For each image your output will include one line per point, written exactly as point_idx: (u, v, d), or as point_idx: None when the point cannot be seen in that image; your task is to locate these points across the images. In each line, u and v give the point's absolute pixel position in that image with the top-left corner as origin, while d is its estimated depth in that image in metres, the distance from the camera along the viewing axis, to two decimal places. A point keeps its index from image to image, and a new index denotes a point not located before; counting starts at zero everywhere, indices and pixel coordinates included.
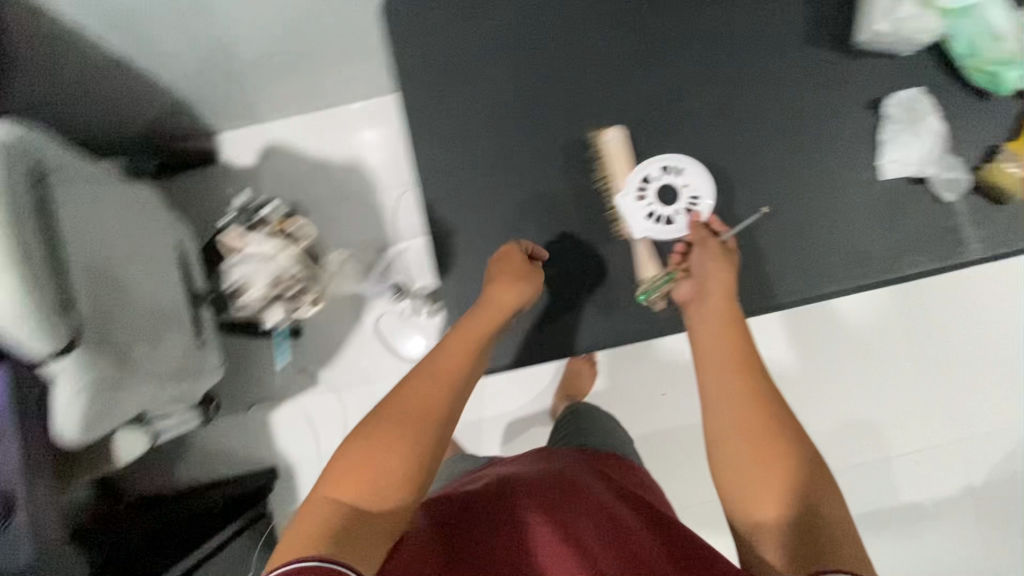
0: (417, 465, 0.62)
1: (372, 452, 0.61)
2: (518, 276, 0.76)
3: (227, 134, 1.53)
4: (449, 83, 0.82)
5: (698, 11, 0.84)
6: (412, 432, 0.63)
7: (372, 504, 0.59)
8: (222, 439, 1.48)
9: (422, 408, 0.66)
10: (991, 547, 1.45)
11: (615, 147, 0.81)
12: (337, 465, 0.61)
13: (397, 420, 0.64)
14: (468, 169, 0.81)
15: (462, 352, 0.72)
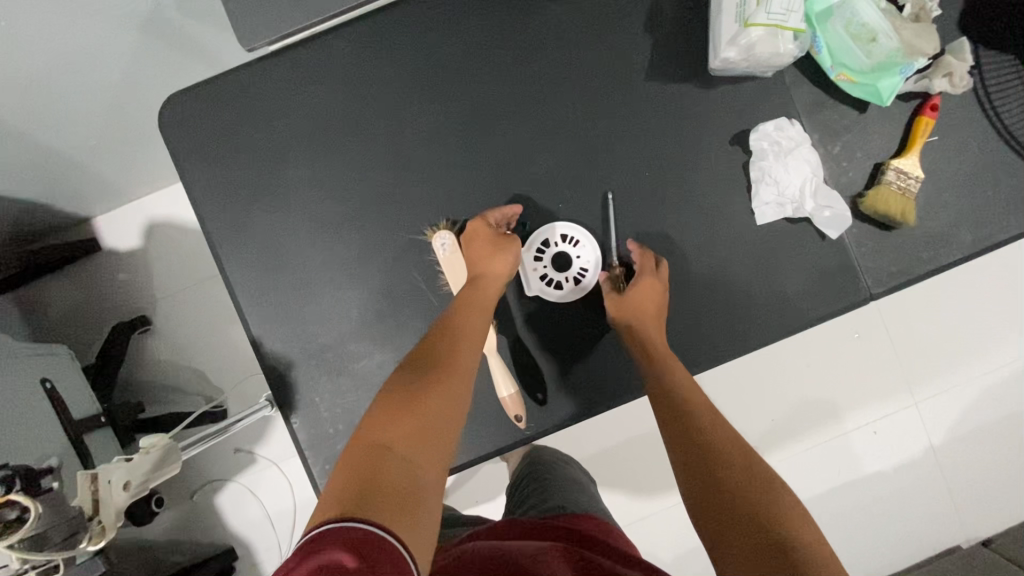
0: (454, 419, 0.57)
1: (413, 402, 0.55)
2: (498, 248, 0.68)
3: (105, 219, 1.42)
4: (259, 198, 0.72)
5: (526, 59, 0.72)
6: (449, 385, 0.58)
7: (424, 454, 0.53)
8: (170, 533, 1.43)
9: (444, 379, 0.59)
10: (966, 510, 1.36)
11: (448, 254, 0.70)
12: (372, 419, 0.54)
13: (435, 375, 0.59)
14: (298, 291, 0.72)
15: (481, 308, 0.66)
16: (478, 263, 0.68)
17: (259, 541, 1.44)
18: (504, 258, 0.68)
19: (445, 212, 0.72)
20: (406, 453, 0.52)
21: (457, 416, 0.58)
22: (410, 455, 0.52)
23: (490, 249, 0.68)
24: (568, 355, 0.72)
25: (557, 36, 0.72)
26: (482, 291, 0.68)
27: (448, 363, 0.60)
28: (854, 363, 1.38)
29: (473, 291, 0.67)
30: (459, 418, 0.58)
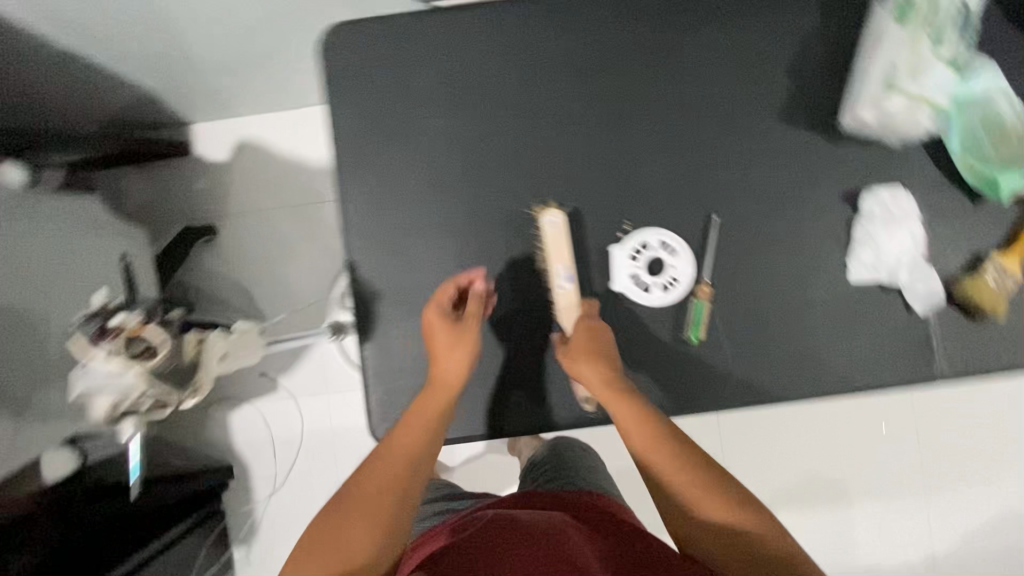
0: (379, 543, 0.62)
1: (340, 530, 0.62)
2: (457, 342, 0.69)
3: (202, 128, 1.48)
4: (390, 137, 0.76)
5: (669, 72, 0.75)
6: (382, 506, 0.63)
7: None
8: (177, 436, 1.47)
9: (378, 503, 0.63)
10: None
11: (553, 232, 0.72)
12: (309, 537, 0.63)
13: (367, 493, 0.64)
14: (401, 231, 0.76)
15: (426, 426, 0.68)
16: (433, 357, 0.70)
17: (257, 467, 1.47)
18: (461, 353, 0.69)
19: (556, 193, 0.75)
20: None
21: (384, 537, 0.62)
22: None
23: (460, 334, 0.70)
24: (638, 357, 0.74)
25: (702, 60, 0.75)
26: (431, 401, 0.69)
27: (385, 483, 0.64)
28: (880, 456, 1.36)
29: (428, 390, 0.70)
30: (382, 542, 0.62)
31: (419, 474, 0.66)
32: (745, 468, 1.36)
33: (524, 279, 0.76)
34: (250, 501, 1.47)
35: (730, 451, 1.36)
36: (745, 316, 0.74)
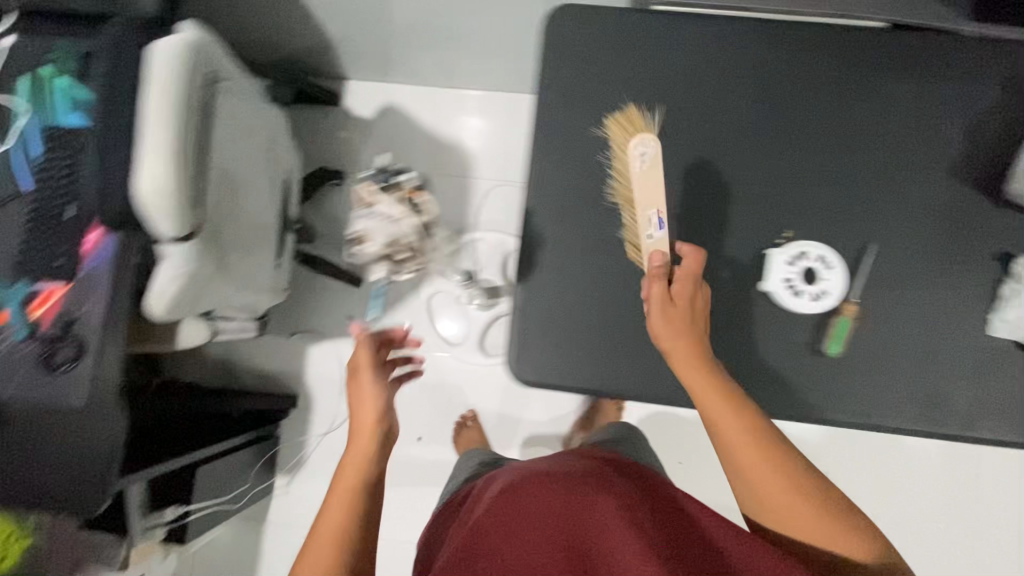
0: (350, 526, 0.71)
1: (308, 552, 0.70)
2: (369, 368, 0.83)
3: (355, 84, 1.59)
4: (588, 109, 0.84)
5: (853, 108, 0.82)
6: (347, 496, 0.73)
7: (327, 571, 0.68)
8: (257, 355, 1.55)
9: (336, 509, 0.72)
10: None
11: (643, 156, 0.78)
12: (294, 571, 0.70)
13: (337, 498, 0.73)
14: (577, 191, 0.83)
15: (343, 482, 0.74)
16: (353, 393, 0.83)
17: (322, 403, 1.53)
18: (371, 384, 0.82)
19: (726, 192, 0.81)
20: None
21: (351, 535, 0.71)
22: None
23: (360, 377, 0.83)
24: (771, 353, 0.79)
25: (889, 106, 0.81)
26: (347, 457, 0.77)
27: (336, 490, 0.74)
28: (935, 548, 1.34)
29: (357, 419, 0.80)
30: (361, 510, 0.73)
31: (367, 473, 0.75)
32: None
33: (678, 260, 0.82)
34: (306, 433, 1.53)
35: None
36: (881, 341, 0.78)
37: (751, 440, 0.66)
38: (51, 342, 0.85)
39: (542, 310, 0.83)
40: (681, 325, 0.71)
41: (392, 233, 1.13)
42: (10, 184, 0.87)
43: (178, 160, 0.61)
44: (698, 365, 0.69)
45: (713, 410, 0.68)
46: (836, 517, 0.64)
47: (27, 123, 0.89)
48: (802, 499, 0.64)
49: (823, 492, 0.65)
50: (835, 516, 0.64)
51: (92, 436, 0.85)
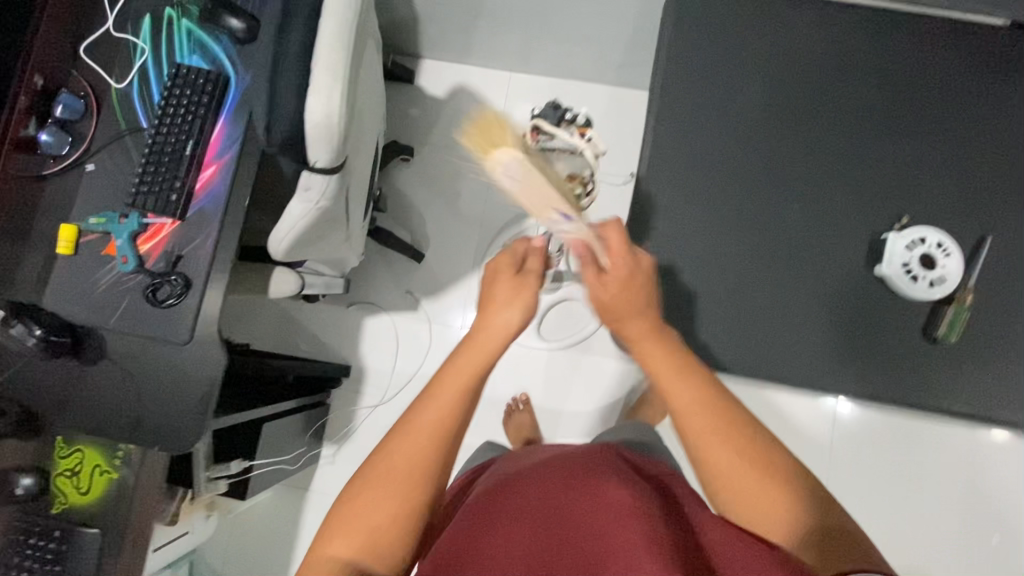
0: (424, 475, 0.55)
1: (365, 498, 0.54)
2: (520, 285, 0.61)
3: (430, 62, 1.61)
4: (710, 84, 0.84)
5: (975, 102, 0.82)
6: (426, 440, 0.55)
7: (385, 537, 0.52)
8: (312, 322, 1.55)
9: (407, 452, 0.55)
10: None
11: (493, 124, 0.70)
12: (335, 517, 0.54)
13: (408, 439, 0.55)
14: (694, 164, 0.83)
15: (441, 409, 0.56)
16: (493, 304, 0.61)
17: (373, 376, 1.53)
18: (513, 306, 0.60)
19: (843, 176, 0.82)
20: (366, 540, 0.52)
21: (426, 481, 0.55)
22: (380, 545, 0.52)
23: (515, 287, 0.62)
24: (876, 338, 0.81)
25: (1011, 104, 0.82)
26: (435, 388, 0.58)
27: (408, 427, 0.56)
28: (983, 563, 1.33)
29: (478, 332, 0.60)
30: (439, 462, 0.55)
31: (459, 417, 0.57)
32: None
33: (792, 240, 0.82)
34: (355, 404, 1.52)
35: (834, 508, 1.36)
36: (985, 334, 0.80)
37: (694, 400, 0.56)
38: (155, 276, 0.85)
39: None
40: (625, 297, 0.60)
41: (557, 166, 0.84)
42: (127, 120, 0.90)
43: (348, 93, 0.60)
44: (645, 328, 0.60)
45: (656, 373, 0.59)
46: (793, 492, 0.53)
47: (146, 63, 0.92)
48: (747, 470, 0.54)
49: (767, 459, 0.54)
50: (788, 492, 0.53)
51: (188, 373, 0.85)
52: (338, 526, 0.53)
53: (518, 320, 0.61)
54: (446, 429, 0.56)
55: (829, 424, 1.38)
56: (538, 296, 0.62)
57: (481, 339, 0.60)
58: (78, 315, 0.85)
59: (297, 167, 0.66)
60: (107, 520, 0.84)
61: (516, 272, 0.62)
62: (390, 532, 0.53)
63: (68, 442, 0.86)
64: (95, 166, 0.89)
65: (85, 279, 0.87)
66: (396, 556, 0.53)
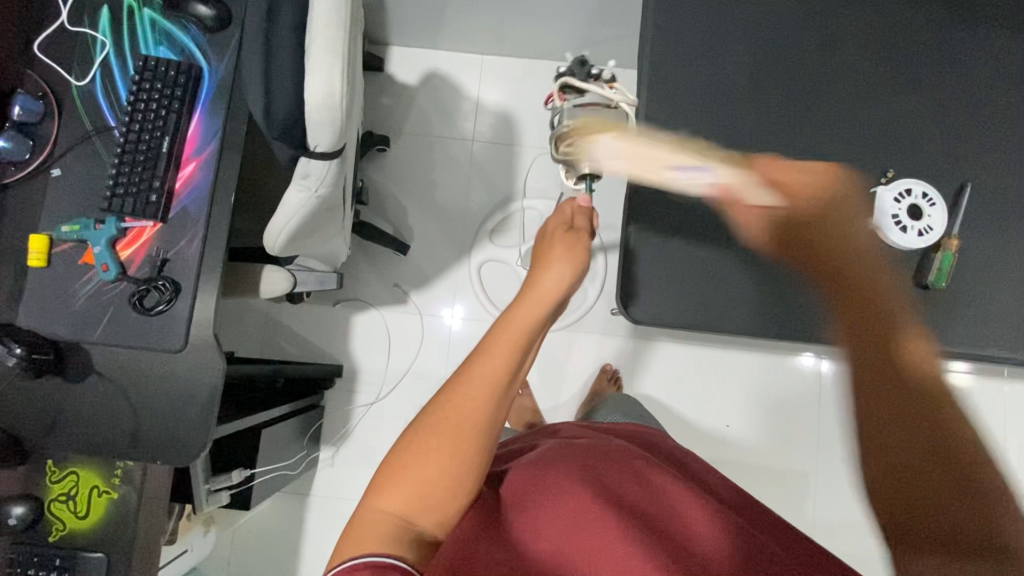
0: (488, 424, 0.54)
1: (423, 446, 0.53)
2: (571, 250, 0.64)
3: (399, 50, 1.57)
4: (695, 54, 0.86)
5: (945, 56, 0.86)
6: (491, 388, 0.55)
7: (444, 487, 0.52)
8: (298, 323, 1.51)
9: (469, 401, 0.54)
10: None
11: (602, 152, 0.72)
12: (385, 466, 0.53)
13: (470, 388, 0.55)
14: (686, 133, 0.85)
15: (502, 356, 0.56)
16: (546, 250, 0.64)
17: (367, 373, 1.50)
18: (563, 265, 0.62)
19: (829, 136, 0.85)
20: (422, 489, 0.51)
21: (487, 430, 0.54)
22: (437, 491, 0.52)
23: (562, 243, 0.64)
24: None
25: (978, 57, 0.86)
26: (499, 333, 0.57)
27: (471, 374, 0.55)
28: None
29: (529, 293, 0.60)
30: (500, 414, 0.55)
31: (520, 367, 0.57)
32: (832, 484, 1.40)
33: None
34: (351, 404, 1.49)
35: (822, 462, 1.41)
36: (968, 277, 0.84)
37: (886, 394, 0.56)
38: (140, 283, 0.81)
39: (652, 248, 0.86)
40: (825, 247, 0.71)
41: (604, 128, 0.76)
42: (93, 120, 0.85)
43: (345, 72, 0.57)
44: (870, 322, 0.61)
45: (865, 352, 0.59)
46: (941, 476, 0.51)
47: (108, 57, 0.86)
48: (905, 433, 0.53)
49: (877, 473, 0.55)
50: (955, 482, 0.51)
51: (185, 383, 0.81)
52: (387, 480, 0.52)
53: (565, 279, 0.62)
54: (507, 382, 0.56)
55: (814, 382, 1.42)
56: (589, 254, 0.65)
57: (527, 302, 0.60)
58: (60, 331, 0.81)
59: (293, 154, 0.63)
60: (112, 543, 0.80)
61: (569, 231, 0.66)
62: (440, 486, 0.52)
63: (59, 466, 0.81)
64: (61, 171, 0.84)
65: (63, 292, 0.82)
66: (444, 508, 0.52)
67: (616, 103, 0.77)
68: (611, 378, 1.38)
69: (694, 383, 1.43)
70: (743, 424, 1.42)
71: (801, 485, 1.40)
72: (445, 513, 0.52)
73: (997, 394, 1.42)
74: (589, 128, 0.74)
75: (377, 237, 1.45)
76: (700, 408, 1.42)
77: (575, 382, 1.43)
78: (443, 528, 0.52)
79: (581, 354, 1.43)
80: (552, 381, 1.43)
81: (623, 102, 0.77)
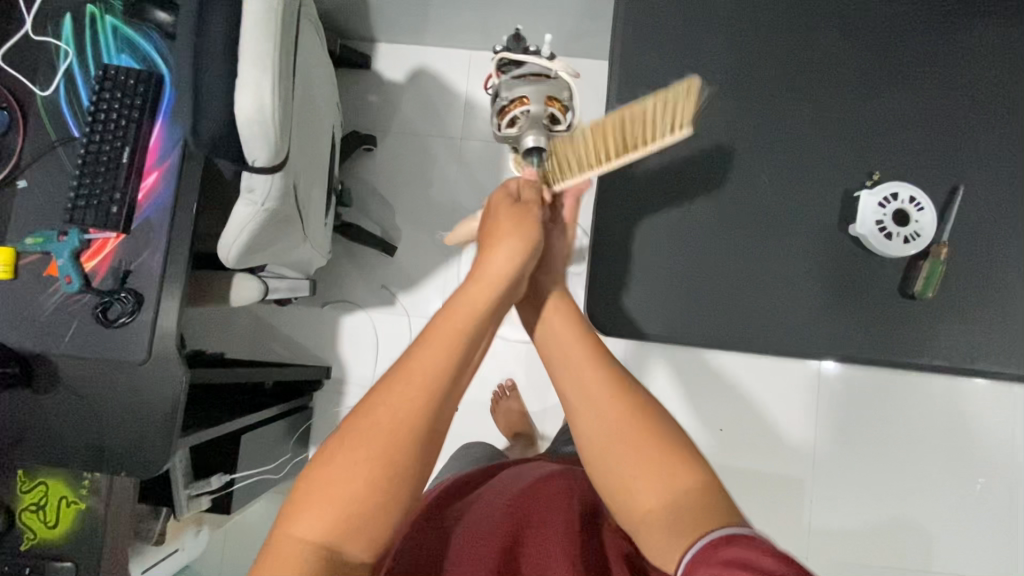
0: (422, 432, 0.50)
1: (347, 459, 0.49)
2: (519, 228, 0.59)
3: (387, 46, 1.55)
4: (669, 54, 0.82)
5: (937, 54, 0.82)
6: (425, 389, 0.51)
7: (373, 506, 0.49)
8: (287, 325, 1.51)
9: (401, 405, 0.50)
10: None
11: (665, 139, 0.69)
12: (305, 481, 0.50)
13: (403, 388, 0.51)
14: (657, 137, 0.82)
15: (443, 347, 0.52)
16: (490, 229, 0.60)
17: (355, 375, 1.50)
18: (510, 242, 0.58)
19: (808, 141, 0.82)
20: (343, 511, 0.48)
21: (419, 433, 0.50)
22: (362, 511, 0.48)
23: (511, 222, 0.59)
24: (852, 297, 0.82)
25: (972, 53, 0.81)
26: (444, 321, 0.53)
27: (404, 372, 0.51)
28: (969, 507, 1.34)
29: (473, 282, 0.56)
30: (437, 415, 0.51)
31: (465, 361, 0.53)
32: (830, 492, 1.36)
33: (762, 208, 0.82)
34: (339, 405, 1.49)
35: (819, 469, 1.37)
36: (955, 286, 0.81)
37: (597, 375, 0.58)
38: (104, 295, 0.80)
39: (623, 257, 0.83)
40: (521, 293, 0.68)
41: (544, 90, 0.76)
42: (57, 130, 0.84)
43: (278, 85, 0.55)
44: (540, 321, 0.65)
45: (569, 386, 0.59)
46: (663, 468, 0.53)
47: (71, 66, 0.86)
48: (663, 484, 0.52)
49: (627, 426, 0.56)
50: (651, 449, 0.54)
51: (149, 393, 0.80)
52: (305, 502, 0.48)
53: (514, 260, 0.57)
54: (446, 377, 0.52)
55: (813, 384, 1.38)
56: (535, 226, 0.60)
57: (466, 294, 0.55)
58: (27, 343, 0.81)
59: (235, 169, 0.62)
60: (80, 552, 0.81)
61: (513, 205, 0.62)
62: (366, 504, 0.48)
63: (30, 475, 0.82)
64: (27, 182, 0.84)
65: (30, 303, 0.82)
66: (371, 531, 0.49)
67: (555, 72, 0.78)
68: None
69: (688, 386, 1.39)
70: (736, 428, 1.38)
71: (798, 490, 1.36)
72: (372, 536, 0.49)
73: (1011, 399, 1.35)
74: (528, 98, 0.75)
75: (363, 239, 1.44)
76: (693, 412, 1.38)
77: None
78: (369, 551, 0.49)
79: None
80: (540, 384, 1.40)
81: (561, 70, 0.78)
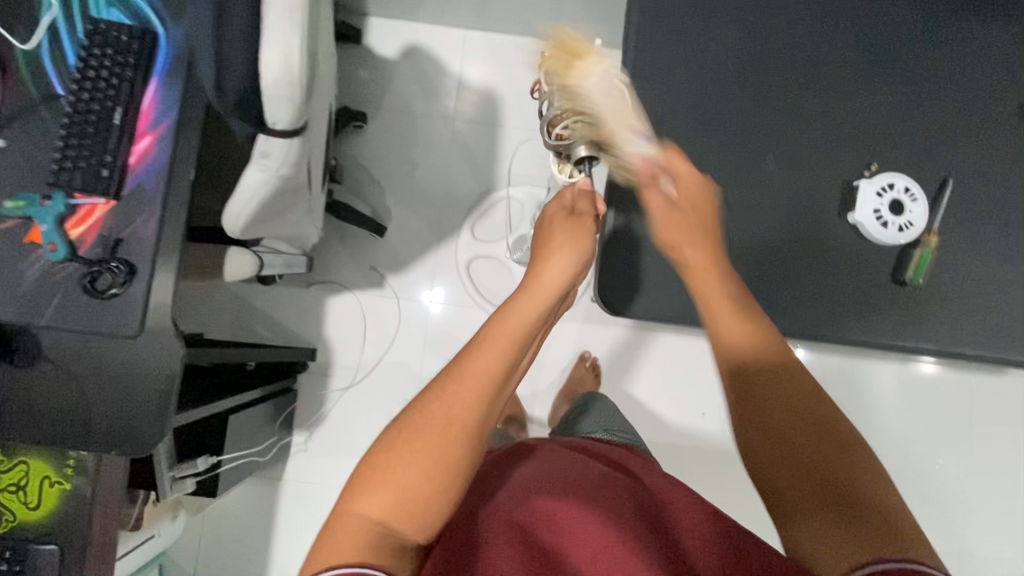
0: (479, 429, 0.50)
1: (404, 454, 0.48)
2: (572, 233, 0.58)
3: (380, 22, 1.50)
4: (680, 42, 0.84)
5: (931, 52, 0.86)
6: (482, 388, 0.50)
7: (428, 498, 0.48)
8: (270, 305, 1.46)
9: (456, 401, 0.50)
10: None
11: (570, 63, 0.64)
12: (362, 468, 0.49)
13: (461, 387, 0.50)
14: (667, 123, 0.84)
15: (499, 347, 0.51)
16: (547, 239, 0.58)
17: (342, 356, 1.47)
18: (566, 251, 0.56)
19: (811, 131, 0.85)
20: (401, 502, 0.48)
21: (477, 429, 0.50)
22: (420, 501, 0.48)
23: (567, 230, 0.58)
24: (847, 282, 0.86)
25: (958, 53, 0.86)
26: (503, 321, 0.53)
27: (459, 372, 0.51)
28: (927, 485, 1.43)
29: (526, 290, 0.55)
30: (493, 410, 0.51)
31: (519, 361, 0.53)
32: None
33: (766, 195, 0.85)
34: (325, 387, 1.46)
35: None
36: (937, 270, 0.86)
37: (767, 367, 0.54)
38: (91, 264, 0.76)
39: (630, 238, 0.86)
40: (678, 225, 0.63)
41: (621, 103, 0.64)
42: (39, 87, 0.79)
43: (304, 44, 0.54)
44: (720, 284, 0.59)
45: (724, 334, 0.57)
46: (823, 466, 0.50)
47: (54, 19, 0.80)
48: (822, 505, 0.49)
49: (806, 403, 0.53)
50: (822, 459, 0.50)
51: (142, 368, 0.77)
52: (366, 480, 0.48)
53: (568, 267, 0.56)
54: (500, 376, 0.51)
55: None
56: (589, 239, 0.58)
57: (523, 297, 0.54)
58: (5, 314, 0.76)
59: (252, 130, 0.60)
60: (65, 534, 0.77)
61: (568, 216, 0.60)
62: (425, 491, 0.48)
63: (8, 455, 0.78)
64: (5, 141, 0.78)
65: (9, 271, 0.77)
66: (427, 518, 0.49)
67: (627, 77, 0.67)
68: (590, 364, 1.37)
69: (675, 372, 1.42)
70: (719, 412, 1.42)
71: None
72: (429, 519, 0.49)
73: (965, 382, 1.45)
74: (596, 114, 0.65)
75: (353, 218, 1.40)
76: (679, 396, 1.42)
77: (554, 370, 1.40)
78: (424, 534, 0.49)
79: (562, 341, 1.41)
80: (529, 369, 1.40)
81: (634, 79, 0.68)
